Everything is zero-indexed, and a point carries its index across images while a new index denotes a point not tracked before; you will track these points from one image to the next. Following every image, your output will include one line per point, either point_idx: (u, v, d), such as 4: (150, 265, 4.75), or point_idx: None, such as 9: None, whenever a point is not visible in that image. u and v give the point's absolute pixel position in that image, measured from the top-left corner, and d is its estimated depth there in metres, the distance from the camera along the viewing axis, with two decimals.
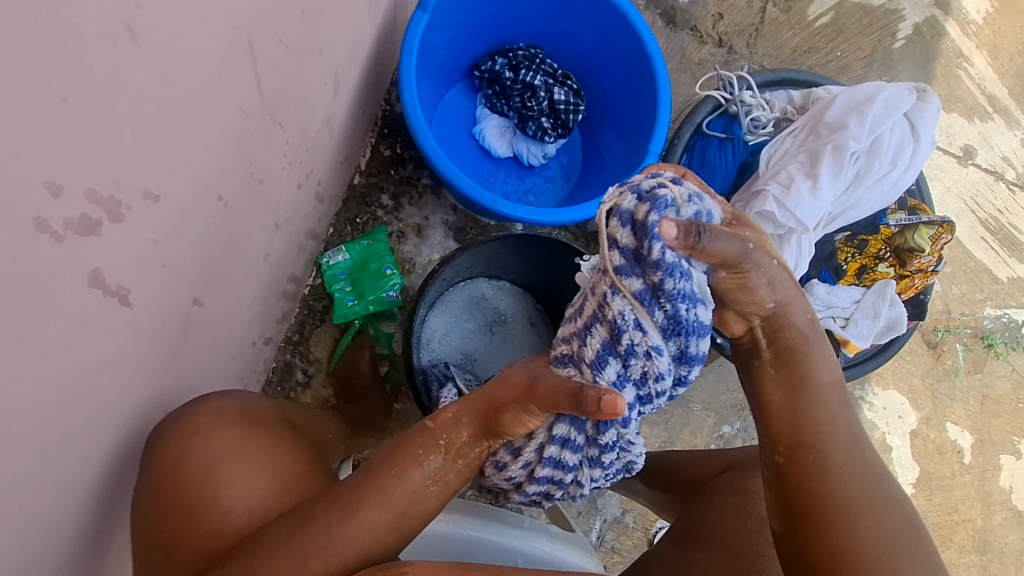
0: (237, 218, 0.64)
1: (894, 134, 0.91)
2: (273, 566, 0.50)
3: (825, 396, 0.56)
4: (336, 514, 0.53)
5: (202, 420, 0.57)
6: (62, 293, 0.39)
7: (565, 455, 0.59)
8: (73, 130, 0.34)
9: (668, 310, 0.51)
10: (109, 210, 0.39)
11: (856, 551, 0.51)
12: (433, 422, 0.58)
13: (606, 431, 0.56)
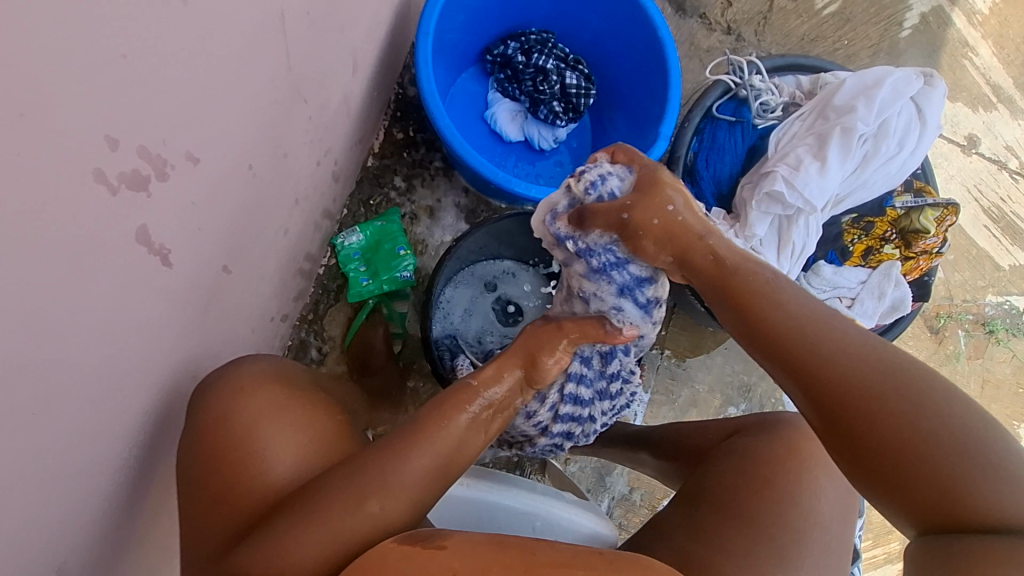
0: (263, 190, 0.66)
1: (901, 117, 0.92)
2: (328, 511, 0.50)
3: (768, 316, 0.55)
4: (388, 457, 0.54)
5: (246, 378, 0.58)
6: (112, 246, 0.40)
7: (581, 390, 0.75)
8: (129, 87, 0.36)
9: (608, 279, 0.66)
10: (156, 167, 0.41)
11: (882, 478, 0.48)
12: (475, 379, 0.62)
13: (610, 363, 0.77)
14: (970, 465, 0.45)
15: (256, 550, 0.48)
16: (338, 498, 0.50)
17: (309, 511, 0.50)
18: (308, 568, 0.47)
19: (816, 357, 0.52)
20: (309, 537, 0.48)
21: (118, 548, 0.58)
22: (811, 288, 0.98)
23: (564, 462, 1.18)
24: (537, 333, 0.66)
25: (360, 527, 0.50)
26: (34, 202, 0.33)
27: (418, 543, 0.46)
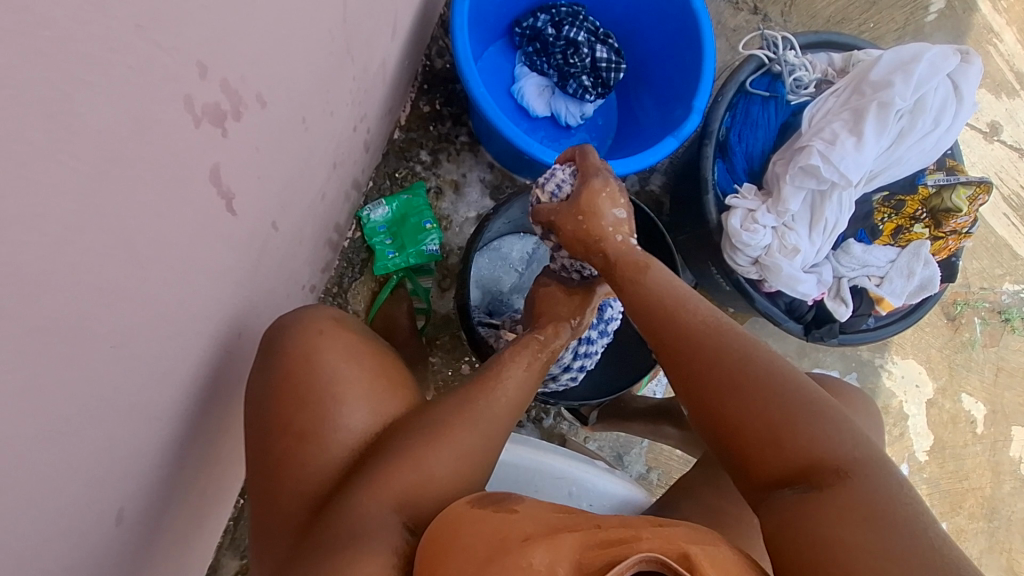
0: (311, 147, 0.65)
1: (938, 93, 0.92)
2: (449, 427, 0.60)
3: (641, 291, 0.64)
4: (480, 387, 0.64)
5: (323, 322, 0.65)
6: (190, 181, 0.40)
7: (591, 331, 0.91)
8: (218, 14, 0.36)
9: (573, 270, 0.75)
10: (233, 103, 0.41)
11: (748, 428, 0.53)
12: (542, 334, 0.71)
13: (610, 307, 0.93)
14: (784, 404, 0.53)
15: (388, 465, 0.57)
16: (449, 422, 0.60)
17: (427, 434, 0.59)
18: (441, 475, 0.58)
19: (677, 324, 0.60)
20: (438, 453, 0.58)
21: (164, 498, 0.59)
22: (840, 267, 0.98)
23: (583, 439, 1.18)
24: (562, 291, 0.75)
25: (474, 441, 0.60)
26: (130, 123, 0.32)
27: (491, 507, 0.48)
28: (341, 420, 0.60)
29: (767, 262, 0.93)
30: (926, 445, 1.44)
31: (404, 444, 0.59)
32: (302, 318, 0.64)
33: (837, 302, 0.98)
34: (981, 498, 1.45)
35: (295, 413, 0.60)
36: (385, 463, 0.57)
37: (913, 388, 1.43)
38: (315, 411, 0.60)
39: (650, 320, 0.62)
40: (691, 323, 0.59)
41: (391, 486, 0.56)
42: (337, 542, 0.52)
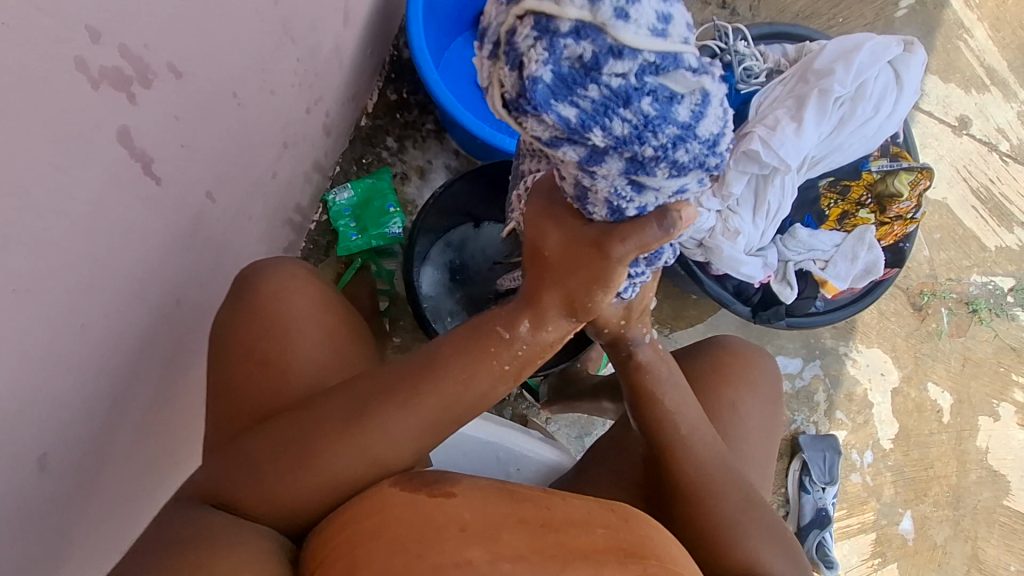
0: (250, 124, 0.69)
1: (879, 81, 0.94)
2: (331, 445, 0.54)
3: (651, 398, 0.67)
4: (394, 408, 0.54)
5: (298, 269, 0.68)
6: (95, 139, 0.45)
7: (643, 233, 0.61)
8: None
9: (667, 167, 0.44)
10: (139, 71, 0.46)
11: (710, 526, 0.63)
12: (509, 333, 0.55)
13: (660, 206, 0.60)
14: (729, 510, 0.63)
15: (258, 460, 0.55)
16: (330, 431, 0.55)
17: (311, 438, 0.55)
18: (301, 493, 0.54)
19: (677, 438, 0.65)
20: (310, 472, 0.54)
21: (98, 451, 0.63)
22: (786, 251, 1.01)
23: (544, 421, 1.20)
24: (590, 275, 0.51)
25: (353, 464, 0.54)
26: (22, 79, 0.37)
27: (423, 489, 0.52)
28: (286, 361, 0.62)
29: (710, 245, 0.96)
30: (891, 432, 1.43)
31: (292, 447, 0.55)
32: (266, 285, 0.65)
33: (782, 285, 1.01)
34: (946, 486, 1.44)
35: (260, 339, 0.63)
36: (255, 458, 0.55)
37: (878, 375, 1.44)
38: (280, 339, 0.63)
39: (657, 425, 0.66)
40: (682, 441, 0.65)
41: (262, 493, 0.54)
42: (190, 522, 0.52)
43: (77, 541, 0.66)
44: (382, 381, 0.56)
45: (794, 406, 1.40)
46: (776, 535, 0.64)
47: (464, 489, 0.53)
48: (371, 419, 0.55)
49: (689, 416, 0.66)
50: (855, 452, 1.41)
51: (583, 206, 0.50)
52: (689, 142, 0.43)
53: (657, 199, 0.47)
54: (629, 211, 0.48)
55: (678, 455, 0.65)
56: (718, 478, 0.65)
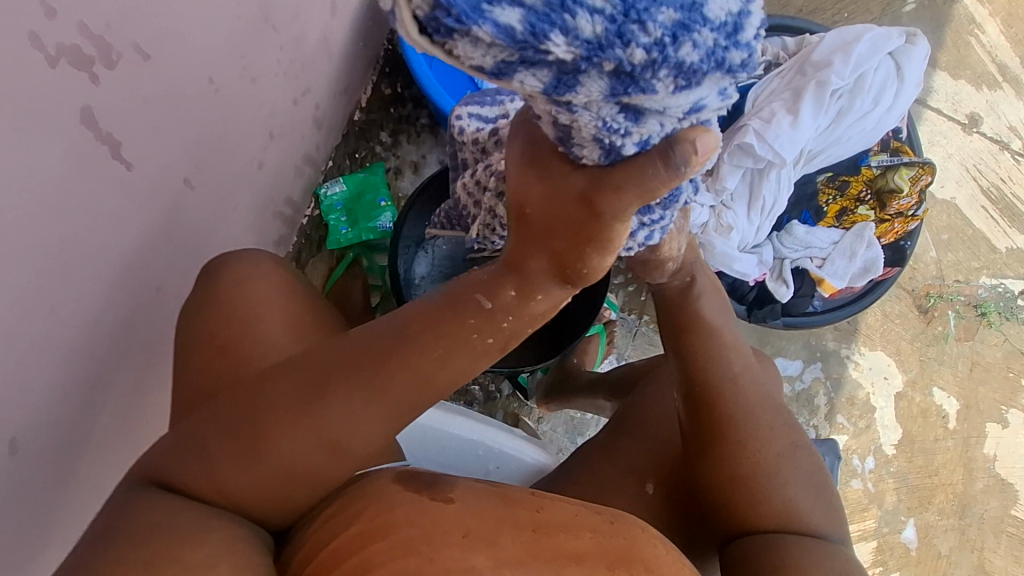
0: (230, 112, 0.68)
1: (879, 72, 0.91)
2: (292, 430, 0.50)
3: (698, 336, 0.66)
4: (360, 389, 0.50)
5: (262, 259, 0.67)
6: (54, 119, 0.45)
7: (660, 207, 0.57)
8: None
9: (663, 73, 0.37)
10: (102, 50, 0.46)
11: (748, 477, 0.60)
12: (492, 304, 0.48)
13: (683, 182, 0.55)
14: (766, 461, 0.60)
15: (211, 444, 0.51)
16: (288, 414, 0.50)
17: (269, 420, 0.50)
18: (261, 479, 0.50)
19: (728, 380, 0.63)
20: (270, 454, 0.50)
21: (72, 439, 0.62)
22: (782, 248, 0.98)
23: (536, 420, 1.17)
24: (578, 236, 0.45)
25: (317, 448, 0.50)
26: None
27: (427, 490, 0.50)
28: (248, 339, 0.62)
29: (702, 241, 0.94)
30: (894, 438, 1.39)
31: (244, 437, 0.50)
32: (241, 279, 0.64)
33: (777, 283, 0.98)
34: (952, 495, 1.40)
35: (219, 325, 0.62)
36: (207, 442, 0.51)
37: (880, 379, 1.40)
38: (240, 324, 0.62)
39: (701, 366, 0.65)
40: (727, 381, 0.63)
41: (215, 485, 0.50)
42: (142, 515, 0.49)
43: (53, 531, 0.65)
44: (340, 358, 0.51)
45: (794, 409, 1.37)
46: (819, 487, 0.61)
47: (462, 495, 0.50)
48: (330, 400, 0.50)
49: (731, 367, 0.64)
50: (856, 458, 1.38)
51: (569, 145, 0.43)
52: (692, 32, 0.35)
53: (662, 125, 0.42)
54: (635, 141, 0.42)
55: (722, 391, 0.63)
56: (757, 433, 0.61)
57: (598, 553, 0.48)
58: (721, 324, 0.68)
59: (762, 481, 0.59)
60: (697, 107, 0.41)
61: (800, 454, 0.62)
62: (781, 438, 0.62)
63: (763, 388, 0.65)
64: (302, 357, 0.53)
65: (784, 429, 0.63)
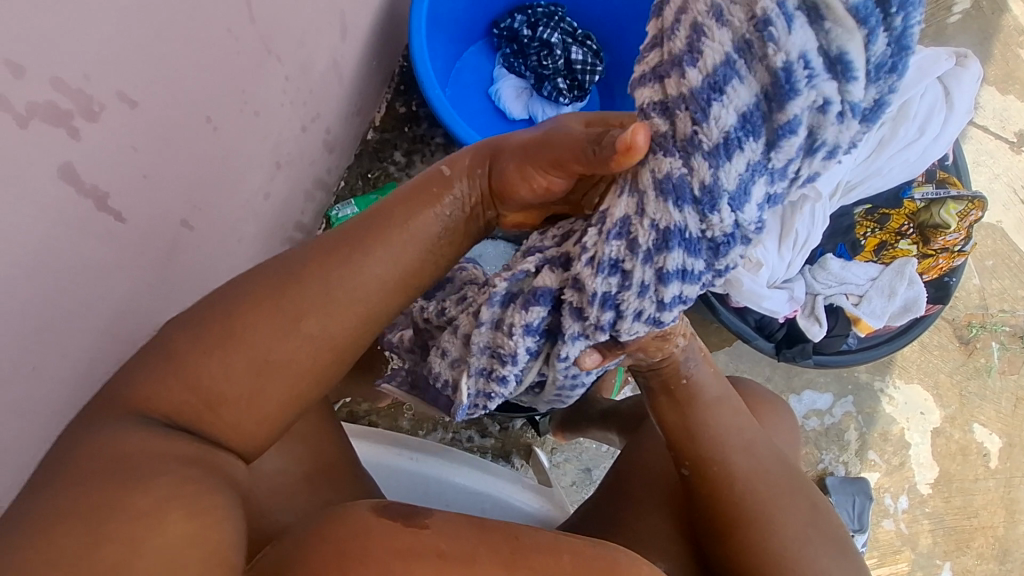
0: (231, 148, 0.65)
1: (925, 99, 0.84)
2: (261, 318, 0.46)
3: (709, 408, 0.59)
4: (337, 268, 0.48)
5: None
6: (30, 177, 0.43)
7: (673, 286, 0.45)
8: (25, 15, 0.38)
9: (891, 29, 0.36)
10: (81, 103, 0.44)
11: (770, 552, 0.54)
12: (449, 170, 0.53)
13: (726, 255, 0.43)
14: (790, 539, 0.54)
15: (163, 359, 0.45)
16: (256, 304, 0.46)
17: (232, 316, 0.46)
18: (224, 385, 0.45)
19: (736, 455, 0.58)
20: (240, 352, 0.45)
21: None
22: (814, 283, 0.92)
23: (549, 450, 1.10)
24: (525, 145, 0.51)
25: (296, 346, 0.46)
26: None
27: (400, 518, 0.42)
28: None
29: (729, 276, 0.86)
30: (930, 476, 1.26)
31: (213, 329, 0.45)
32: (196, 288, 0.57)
33: (810, 321, 0.92)
34: (992, 539, 1.25)
35: None
36: (159, 360, 0.45)
37: (917, 415, 1.27)
38: None
39: (707, 443, 0.58)
40: (729, 458, 0.58)
41: (184, 395, 0.44)
42: (91, 447, 0.41)
43: None
44: (314, 248, 0.49)
45: (822, 445, 1.25)
46: (841, 546, 0.56)
47: (439, 520, 0.43)
48: (305, 285, 0.47)
49: (741, 434, 0.59)
50: (888, 496, 1.24)
51: (719, 77, 0.38)
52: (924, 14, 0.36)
53: (833, 98, 0.37)
54: (791, 102, 0.37)
55: (728, 467, 0.57)
56: (775, 504, 0.56)
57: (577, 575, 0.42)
58: (728, 390, 0.61)
59: (792, 554, 0.54)
60: (855, 118, 0.38)
61: (819, 513, 0.57)
62: (799, 504, 0.56)
63: (773, 449, 0.60)
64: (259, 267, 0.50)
65: (803, 491, 0.58)
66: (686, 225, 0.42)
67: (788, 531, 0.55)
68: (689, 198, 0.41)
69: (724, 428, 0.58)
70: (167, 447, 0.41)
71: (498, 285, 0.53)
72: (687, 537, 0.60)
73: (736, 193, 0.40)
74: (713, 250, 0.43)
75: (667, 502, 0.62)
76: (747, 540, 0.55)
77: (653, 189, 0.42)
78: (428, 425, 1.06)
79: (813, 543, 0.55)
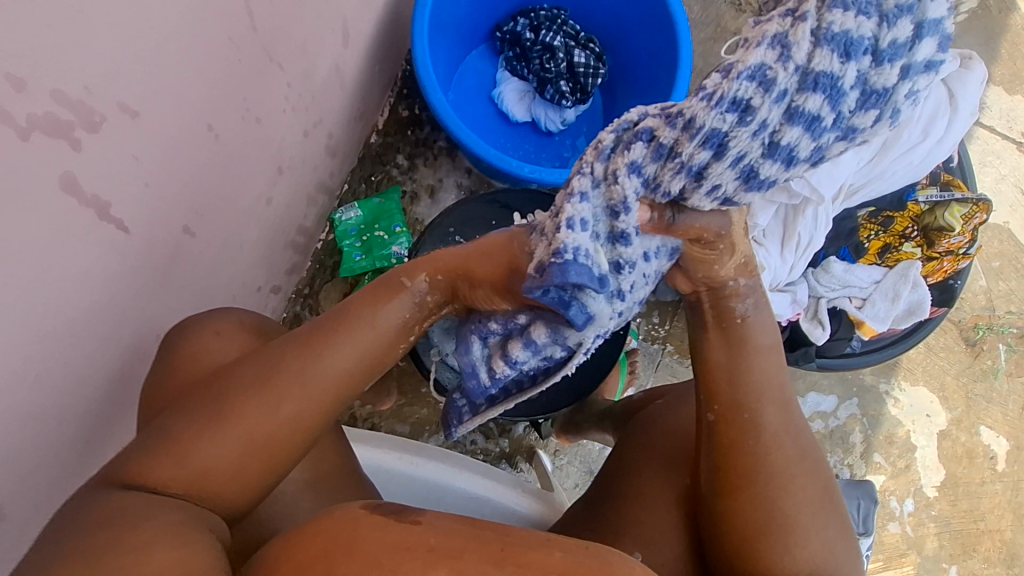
0: (233, 155, 0.66)
1: (929, 102, 0.83)
2: (245, 405, 0.50)
3: (758, 359, 0.57)
4: (305, 357, 0.53)
5: (224, 323, 0.61)
6: (35, 188, 0.43)
7: (793, 138, 0.42)
8: (32, 31, 0.39)
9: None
10: (82, 114, 0.45)
11: (773, 523, 0.54)
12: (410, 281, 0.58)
13: (864, 113, 0.42)
14: (798, 514, 0.54)
15: (156, 447, 0.49)
16: (239, 397, 0.50)
17: (213, 411, 0.50)
18: (211, 465, 0.48)
19: (777, 411, 0.57)
20: (218, 441, 0.49)
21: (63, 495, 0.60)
22: (818, 286, 0.92)
23: (552, 453, 1.10)
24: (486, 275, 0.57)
25: (276, 426, 0.50)
26: None
27: (392, 514, 0.44)
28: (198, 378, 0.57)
29: None
30: (936, 479, 1.25)
31: (207, 407, 0.50)
32: (200, 321, 0.60)
33: (813, 324, 0.92)
34: (999, 542, 1.24)
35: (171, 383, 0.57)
36: (152, 444, 0.49)
37: (922, 417, 1.26)
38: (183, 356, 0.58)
39: (745, 395, 0.57)
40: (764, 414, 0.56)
41: (171, 471, 0.48)
42: (92, 508, 0.45)
43: None
44: (293, 339, 0.54)
45: (827, 447, 1.24)
46: (842, 530, 0.55)
47: (431, 516, 0.44)
48: (283, 376, 0.51)
49: (782, 391, 0.58)
50: (894, 500, 1.24)
51: None
52: None
53: None
54: None
55: (762, 420, 0.56)
56: (791, 476, 0.55)
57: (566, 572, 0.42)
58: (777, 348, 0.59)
59: (796, 523, 0.54)
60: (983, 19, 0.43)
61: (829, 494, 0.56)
62: (817, 476, 0.56)
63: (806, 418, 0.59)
64: (242, 359, 0.54)
65: (824, 467, 0.57)
66: (841, 76, 0.40)
67: (796, 507, 0.54)
68: (854, 50, 0.39)
69: (765, 381, 0.57)
70: (155, 500, 0.46)
71: (606, 137, 0.46)
72: (691, 525, 0.59)
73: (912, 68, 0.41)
74: (845, 106, 0.42)
75: (667, 470, 0.63)
76: (750, 511, 0.54)
77: (810, 40, 0.39)
78: (431, 428, 1.07)
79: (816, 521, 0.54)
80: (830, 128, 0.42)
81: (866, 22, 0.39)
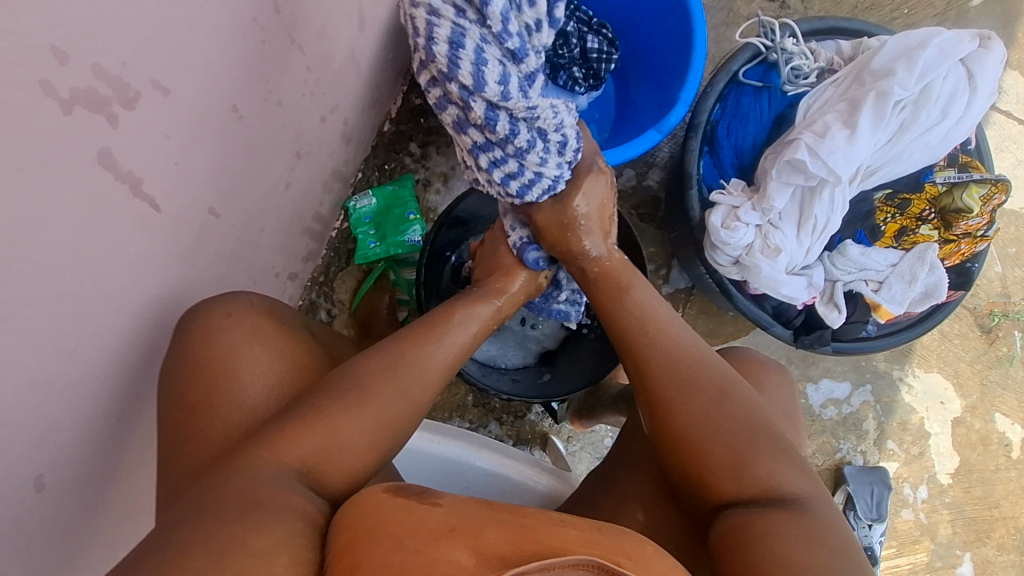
0: (256, 137, 0.67)
1: (948, 81, 0.84)
2: (373, 387, 0.57)
3: (638, 307, 0.65)
4: (412, 346, 0.61)
5: (235, 306, 0.61)
6: (74, 162, 0.44)
7: (502, 169, 0.64)
8: (74, 6, 0.39)
9: None
10: (119, 91, 0.45)
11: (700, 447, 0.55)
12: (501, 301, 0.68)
13: (499, 126, 0.60)
14: (721, 435, 0.55)
15: (284, 428, 0.53)
16: (367, 383, 0.57)
17: (346, 398, 0.55)
18: (345, 441, 0.54)
19: (652, 341, 0.62)
20: (352, 419, 0.54)
21: (97, 470, 0.61)
22: (833, 269, 0.92)
23: (565, 440, 1.10)
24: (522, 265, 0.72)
25: (398, 406, 0.57)
26: None
27: (413, 496, 0.43)
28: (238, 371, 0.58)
29: (747, 262, 0.87)
30: (950, 466, 1.25)
31: (347, 391, 0.56)
32: (213, 303, 0.61)
33: (828, 307, 0.91)
34: (1014, 529, 1.24)
35: (201, 385, 0.58)
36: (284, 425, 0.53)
37: (936, 404, 1.26)
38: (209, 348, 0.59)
39: (633, 338, 0.63)
40: (656, 351, 0.61)
41: (305, 445, 0.52)
42: (219, 491, 0.47)
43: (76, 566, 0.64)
44: (403, 337, 0.61)
45: (840, 434, 1.24)
46: (783, 449, 0.55)
47: (451, 499, 0.44)
48: (406, 365, 0.59)
49: (668, 331, 0.63)
50: (907, 486, 1.23)
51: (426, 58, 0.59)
52: None
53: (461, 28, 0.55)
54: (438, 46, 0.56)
55: (649, 357, 0.61)
56: (702, 400, 0.57)
57: (584, 546, 0.40)
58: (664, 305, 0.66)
59: (716, 446, 0.55)
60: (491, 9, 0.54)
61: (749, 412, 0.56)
62: (730, 397, 0.57)
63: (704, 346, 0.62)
64: (361, 355, 0.60)
65: (739, 388, 0.58)
66: (474, 139, 0.62)
67: (717, 431, 0.55)
68: (465, 133, 0.62)
69: (650, 323, 0.64)
70: (274, 485, 0.48)
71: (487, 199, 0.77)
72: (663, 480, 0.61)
73: (473, 87, 0.56)
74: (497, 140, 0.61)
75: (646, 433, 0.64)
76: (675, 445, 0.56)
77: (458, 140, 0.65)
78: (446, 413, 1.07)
79: (740, 438, 0.55)
80: (497, 146, 0.62)
81: (452, 110, 0.61)
